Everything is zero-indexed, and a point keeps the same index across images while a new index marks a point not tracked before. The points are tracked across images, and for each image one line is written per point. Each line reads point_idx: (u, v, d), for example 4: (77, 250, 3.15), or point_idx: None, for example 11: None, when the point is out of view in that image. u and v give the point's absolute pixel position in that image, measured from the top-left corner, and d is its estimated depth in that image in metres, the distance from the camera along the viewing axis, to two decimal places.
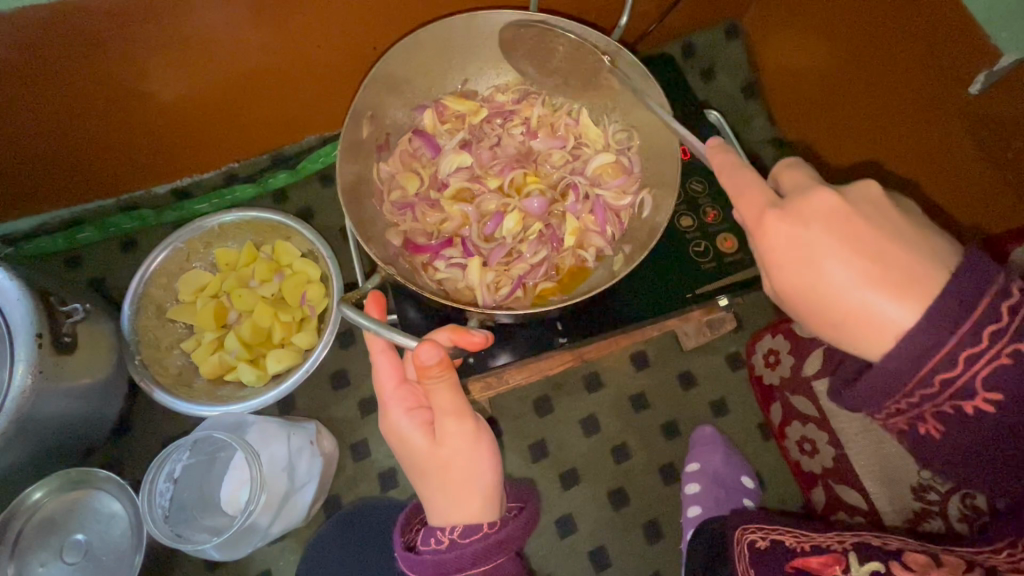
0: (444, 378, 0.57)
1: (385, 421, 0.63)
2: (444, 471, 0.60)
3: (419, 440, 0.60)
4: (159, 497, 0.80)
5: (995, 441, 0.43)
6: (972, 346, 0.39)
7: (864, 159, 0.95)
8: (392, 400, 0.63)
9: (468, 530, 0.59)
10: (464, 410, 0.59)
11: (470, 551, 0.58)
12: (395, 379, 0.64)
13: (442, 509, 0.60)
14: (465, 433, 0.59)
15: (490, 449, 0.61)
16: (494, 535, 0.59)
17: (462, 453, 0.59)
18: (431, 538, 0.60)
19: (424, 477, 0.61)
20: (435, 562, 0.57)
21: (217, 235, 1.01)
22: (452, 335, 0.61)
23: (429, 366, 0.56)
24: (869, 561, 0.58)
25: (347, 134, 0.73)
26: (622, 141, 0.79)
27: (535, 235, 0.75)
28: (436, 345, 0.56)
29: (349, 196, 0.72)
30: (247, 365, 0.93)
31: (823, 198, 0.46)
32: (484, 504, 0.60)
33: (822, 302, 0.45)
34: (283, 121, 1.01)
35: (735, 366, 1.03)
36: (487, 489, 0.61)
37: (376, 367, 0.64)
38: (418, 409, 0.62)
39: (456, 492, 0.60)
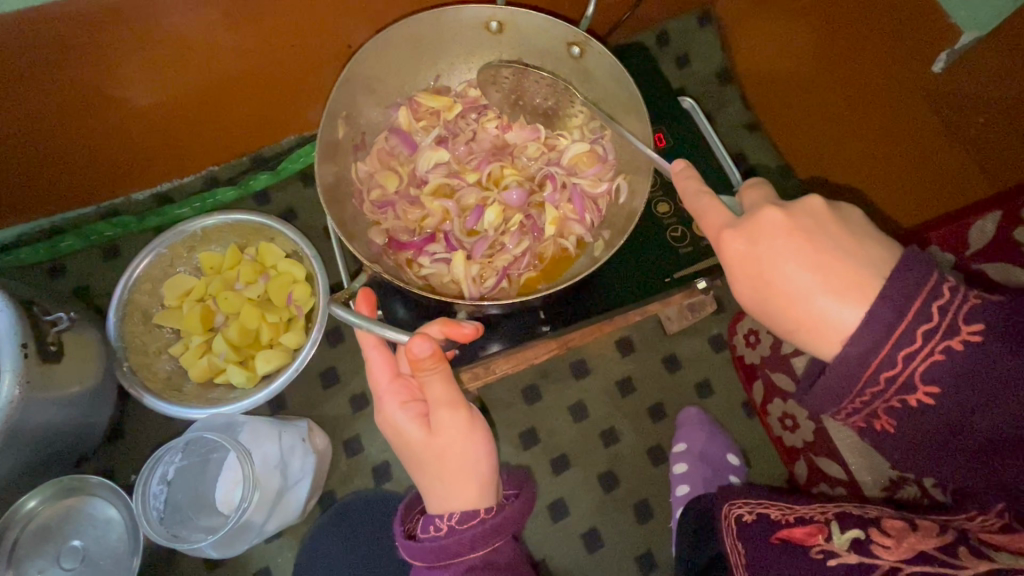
0: (438, 369, 0.58)
1: (380, 414, 0.64)
2: (439, 461, 0.61)
3: (414, 432, 0.62)
4: (153, 499, 0.80)
5: (948, 433, 0.42)
6: (907, 345, 0.40)
7: (833, 144, 0.98)
8: (386, 393, 0.64)
9: (465, 516, 0.60)
10: (457, 401, 0.60)
11: (466, 536, 0.58)
12: (390, 373, 0.64)
13: (440, 498, 0.62)
14: (459, 426, 0.61)
15: (485, 441, 0.62)
16: (490, 520, 0.59)
17: (455, 443, 0.61)
18: (429, 526, 0.61)
19: (420, 466, 0.63)
20: (434, 548, 0.58)
21: (200, 240, 1.02)
22: (443, 327, 0.61)
23: (422, 359, 0.57)
24: (851, 530, 0.55)
25: (324, 133, 0.74)
26: (596, 130, 0.81)
27: (516, 225, 0.76)
28: (426, 337, 0.57)
29: (330, 193, 0.73)
30: (237, 366, 0.95)
31: (771, 211, 0.47)
32: (479, 493, 0.61)
33: (777, 308, 0.47)
34: (257, 127, 1.02)
35: (717, 347, 1.05)
36: (483, 478, 0.61)
37: (371, 363, 0.65)
38: (413, 403, 0.63)
39: (452, 479, 0.61)
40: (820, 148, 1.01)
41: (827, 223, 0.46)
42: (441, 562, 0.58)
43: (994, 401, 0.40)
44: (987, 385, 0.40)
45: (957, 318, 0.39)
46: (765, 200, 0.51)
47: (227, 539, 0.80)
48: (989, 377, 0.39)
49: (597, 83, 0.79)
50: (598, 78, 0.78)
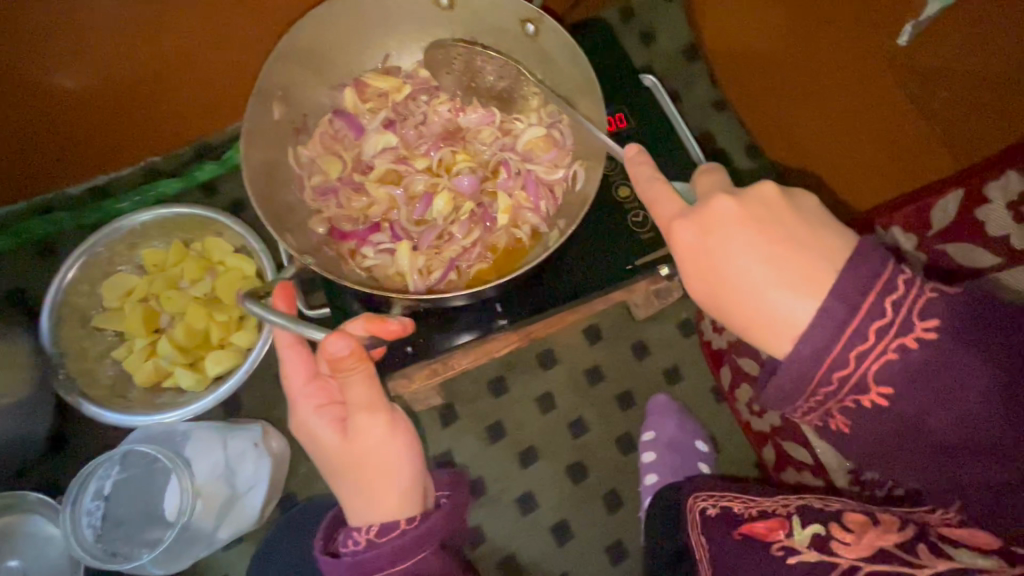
0: (358, 370, 0.54)
1: (293, 419, 0.60)
2: (357, 467, 0.57)
3: (329, 437, 0.58)
4: (88, 517, 0.75)
5: (905, 434, 0.39)
6: (859, 343, 0.37)
7: (804, 121, 0.91)
8: (300, 395, 0.60)
9: (384, 528, 0.55)
10: (376, 403, 0.57)
11: (386, 549, 0.54)
12: (305, 373, 0.61)
13: (359, 509, 0.57)
14: (378, 431, 0.57)
15: (407, 446, 0.59)
16: (412, 531, 0.55)
17: (372, 449, 0.57)
18: (348, 540, 0.56)
19: (336, 475, 0.59)
20: (352, 564, 0.54)
21: (140, 237, 0.96)
22: (368, 324, 0.57)
23: (341, 359, 0.53)
24: (811, 524, 0.53)
25: (254, 114, 0.70)
26: (553, 113, 0.76)
27: (467, 214, 0.72)
28: (342, 334, 0.53)
29: (262, 180, 0.70)
30: (186, 369, 0.91)
31: (722, 199, 0.44)
32: (400, 502, 0.57)
33: (728, 304, 0.44)
34: (193, 111, 0.94)
35: (686, 332, 1.03)
36: (406, 485, 0.58)
37: (285, 363, 0.61)
38: (328, 406, 0.60)
39: (372, 488, 0.57)
40: (793, 125, 0.94)
41: (780, 212, 0.44)
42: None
43: (949, 401, 0.37)
44: (942, 384, 0.37)
45: (912, 313, 0.37)
46: (719, 186, 0.48)
47: (168, 552, 0.77)
48: (943, 375, 0.37)
49: (554, 62, 0.74)
50: (555, 56, 0.73)
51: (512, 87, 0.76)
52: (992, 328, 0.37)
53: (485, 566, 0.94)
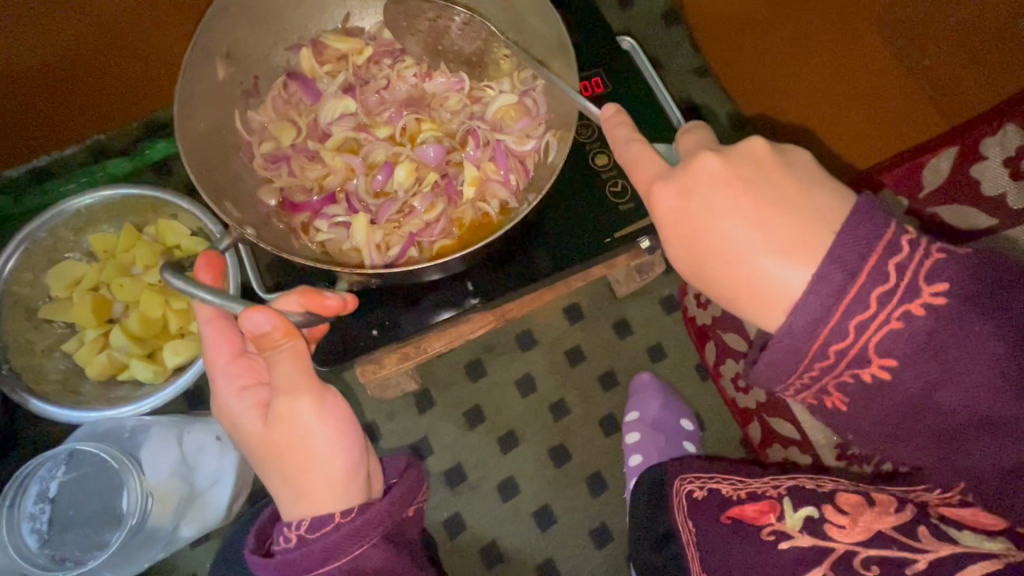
0: (285, 347, 0.48)
1: (216, 403, 0.55)
2: (282, 455, 0.51)
3: (252, 423, 0.52)
4: (32, 520, 0.70)
5: (906, 412, 0.36)
6: (861, 311, 0.33)
7: (777, 80, 0.85)
8: (222, 377, 0.54)
9: (315, 523, 0.50)
10: (304, 386, 0.50)
11: (315, 547, 0.48)
12: (229, 351, 0.55)
13: (291, 502, 0.52)
14: (303, 416, 0.50)
15: (341, 431, 0.52)
16: (346, 526, 0.49)
17: (297, 436, 0.51)
18: (278, 538, 0.51)
19: (264, 464, 0.53)
20: (277, 563, 0.48)
21: (87, 220, 0.89)
22: (303, 299, 0.50)
23: (263, 334, 0.47)
24: (804, 507, 0.50)
25: (192, 75, 0.62)
26: (527, 81, 0.70)
27: (430, 185, 0.67)
28: (262, 308, 0.46)
29: (198, 150, 0.62)
30: (141, 361, 0.85)
31: (707, 159, 0.39)
32: (333, 493, 0.51)
33: (714, 274, 0.39)
34: (140, 83, 0.85)
35: (669, 309, 1.00)
36: (339, 475, 0.51)
37: (207, 342, 0.55)
38: (254, 388, 0.54)
39: (301, 479, 0.51)
40: (768, 84, 0.88)
41: (769, 171, 0.39)
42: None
43: (955, 375, 0.34)
44: (946, 355, 0.34)
45: (918, 276, 0.33)
46: (702, 145, 0.44)
47: (122, 557, 0.73)
48: (950, 347, 0.33)
49: (529, 23, 0.68)
50: (530, 18, 0.67)
51: (482, 50, 0.70)
52: (1005, 293, 0.34)
53: (467, 555, 0.91)
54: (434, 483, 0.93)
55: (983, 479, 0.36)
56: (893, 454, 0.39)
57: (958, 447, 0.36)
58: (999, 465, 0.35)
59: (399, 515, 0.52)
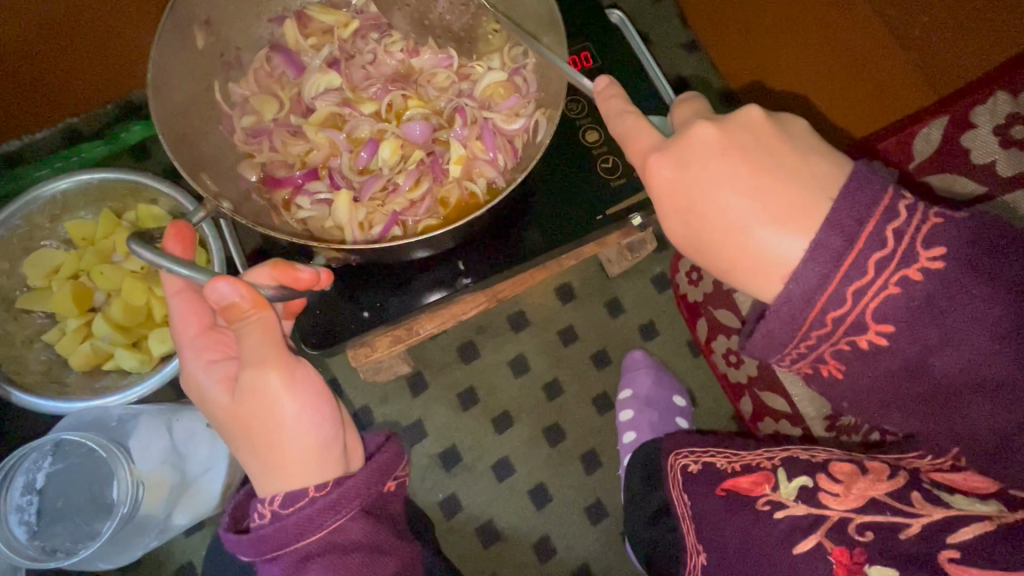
0: (254, 319, 0.46)
1: (184, 379, 0.52)
2: (252, 428, 0.48)
3: (219, 398, 0.49)
4: (19, 512, 0.69)
5: (902, 378, 0.36)
6: (858, 277, 0.33)
7: (766, 53, 0.85)
8: (189, 352, 0.52)
9: (289, 498, 0.46)
10: (272, 357, 0.47)
11: (288, 522, 0.45)
12: (197, 325, 0.53)
13: (263, 478, 0.48)
14: (271, 387, 0.47)
15: (312, 402, 0.49)
16: (322, 499, 0.45)
17: (265, 408, 0.48)
18: (253, 514, 0.47)
19: (235, 439, 0.50)
20: (252, 540, 0.45)
21: (63, 206, 0.86)
22: (276, 272, 0.49)
23: (228, 305, 0.45)
24: (798, 477, 0.51)
25: (173, 46, 0.58)
26: (518, 58, 0.69)
27: (415, 163, 0.65)
28: (227, 278, 0.44)
29: (173, 125, 0.58)
30: (125, 350, 0.83)
31: (703, 129, 0.39)
32: (306, 467, 0.47)
33: (710, 245, 0.39)
34: (110, 64, 0.82)
35: (661, 287, 1.00)
36: (313, 447, 0.48)
37: (175, 315, 0.53)
38: (222, 362, 0.51)
39: (271, 453, 0.48)
40: (759, 57, 0.87)
41: (767, 141, 0.39)
42: (267, 556, 0.45)
43: (951, 338, 0.34)
44: (941, 319, 0.34)
45: (915, 241, 0.33)
46: (697, 115, 0.43)
47: (114, 546, 0.72)
48: (947, 311, 0.33)
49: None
50: None
51: (471, 25, 0.68)
52: (1000, 257, 0.33)
53: (463, 535, 0.91)
54: (429, 465, 0.93)
55: (977, 441, 0.36)
56: (887, 420, 0.40)
57: (953, 412, 0.36)
58: (995, 427, 0.35)
59: (382, 483, 0.49)
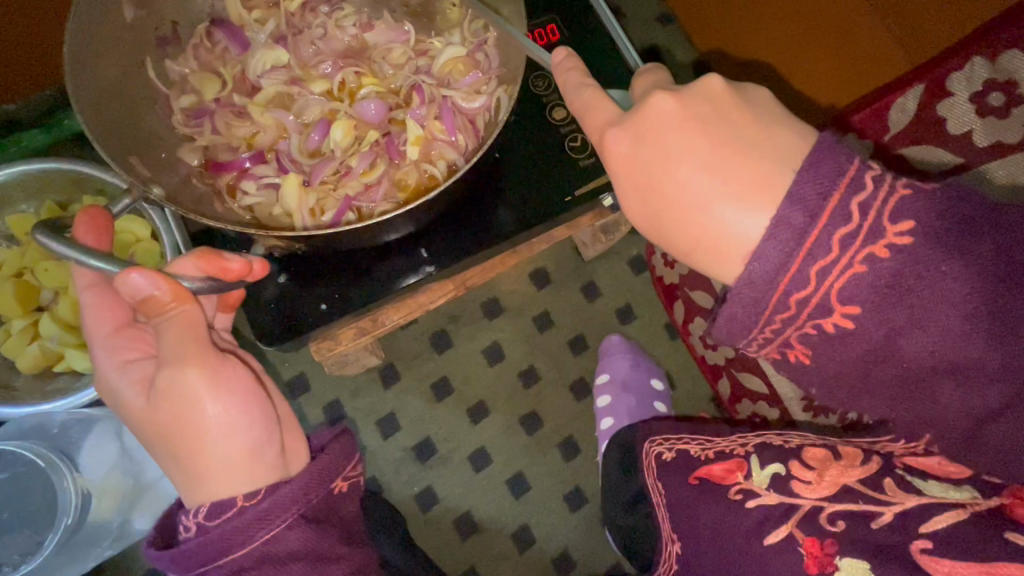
0: (178, 312, 0.44)
1: (98, 382, 0.48)
2: (174, 434, 0.45)
3: (134, 401, 0.46)
4: None
5: (869, 364, 0.34)
6: (822, 256, 0.31)
7: (741, 26, 0.82)
8: (102, 352, 0.48)
9: (216, 509, 0.44)
10: (193, 357, 0.44)
11: (213, 535, 0.43)
12: (113, 322, 0.49)
13: (189, 486, 0.46)
14: (191, 388, 0.44)
15: (240, 403, 0.45)
16: (252, 509, 0.43)
17: (186, 412, 0.44)
18: (180, 526, 0.45)
19: (156, 446, 0.47)
20: (175, 556, 0.43)
21: (3, 199, 0.81)
22: (202, 263, 0.47)
23: (145, 297, 0.43)
24: (770, 464, 0.49)
25: (94, 16, 0.53)
26: (478, 33, 0.65)
27: (370, 143, 0.61)
28: (142, 269, 0.42)
29: (100, 107, 0.53)
30: (77, 350, 0.79)
31: (661, 99, 0.36)
32: (233, 475, 0.45)
33: (669, 223, 0.36)
34: (43, 46, 0.77)
35: (637, 269, 0.97)
36: (241, 453, 0.45)
37: (88, 311, 0.49)
38: (139, 362, 0.48)
39: (197, 459, 0.45)
40: (732, 33, 0.85)
41: (729, 113, 0.36)
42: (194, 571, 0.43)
43: (921, 318, 0.32)
44: (909, 299, 0.31)
45: (881, 215, 0.31)
46: (657, 86, 0.40)
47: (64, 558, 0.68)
48: (916, 288, 0.31)
49: None
50: None
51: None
52: (973, 230, 0.31)
53: (441, 528, 0.89)
54: (403, 459, 0.90)
55: (949, 428, 0.34)
56: (859, 406, 0.38)
57: (925, 397, 0.33)
58: (965, 411, 0.33)
59: (320, 490, 0.46)
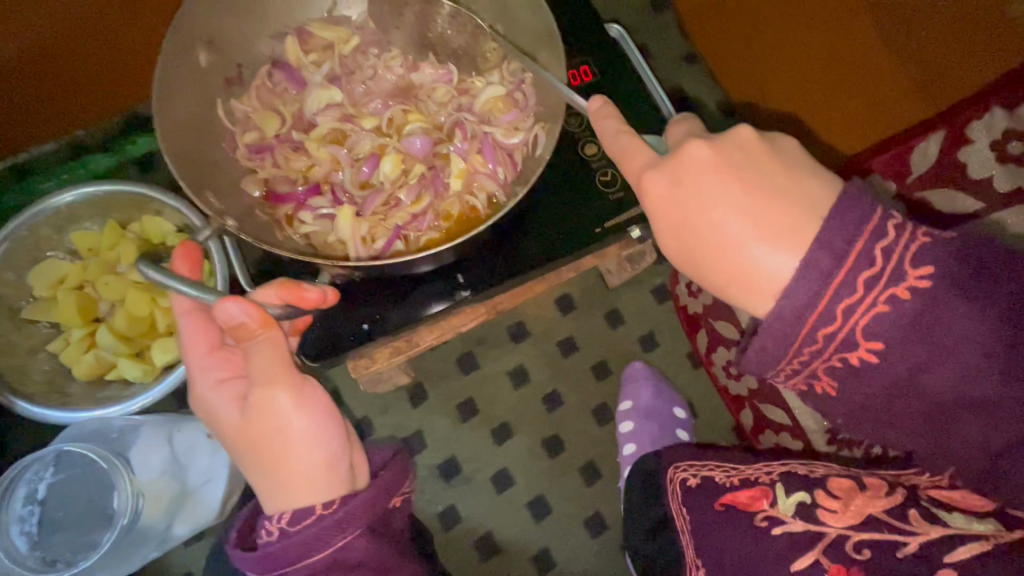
0: (262, 337, 0.47)
1: (193, 399, 0.52)
2: (262, 447, 0.49)
3: (229, 417, 0.50)
4: (21, 523, 0.70)
5: (891, 397, 0.36)
6: (847, 295, 0.33)
7: (767, 71, 0.86)
8: (197, 371, 0.51)
9: (298, 515, 0.47)
10: (283, 375, 0.48)
11: (296, 539, 0.45)
12: (206, 343, 0.52)
13: (271, 495, 0.49)
14: (280, 403, 0.48)
15: (321, 417, 0.49)
16: (330, 516, 0.46)
17: (276, 426, 0.48)
18: (261, 530, 0.48)
19: (244, 458, 0.50)
20: (258, 558, 0.45)
21: (68, 218, 0.87)
22: (283, 291, 0.50)
23: (238, 324, 0.45)
24: (795, 492, 0.50)
25: (170, 58, 0.59)
26: (517, 73, 0.69)
27: (417, 177, 0.66)
28: (238, 298, 0.44)
29: (178, 140, 0.59)
30: (130, 360, 0.84)
31: (696, 146, 0.39)
32: (314, 484, 0.48)
33: (704, 259, 0.39)
34: (112, 80, 0.83)
35: (661, 299, 1.00)
36: (320, 464, 0.49)
37: (182, 333, 0.52)
38: (231, 381, 0.51)
39: (282, 470, 0.48)
40: (757, 77, 0.89)
41: (760, 160, 0.39)
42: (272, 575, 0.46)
43: (943, 355, 0.34)
44: (933, 337, 0.34)
45: (903, 260, 0.33)
46: (689, 134, 0.43)
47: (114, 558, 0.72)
48: (938, 327, 0.33)
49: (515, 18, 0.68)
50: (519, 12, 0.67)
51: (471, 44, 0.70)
52: (992, 277, 0.33)
53: (462, 547, 0.91)
54: (428, 477, 0.93)
55: (971, 461, 0.36)
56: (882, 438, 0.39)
57: (947, 429, 0.35)
58: (983, 446, 0.35)
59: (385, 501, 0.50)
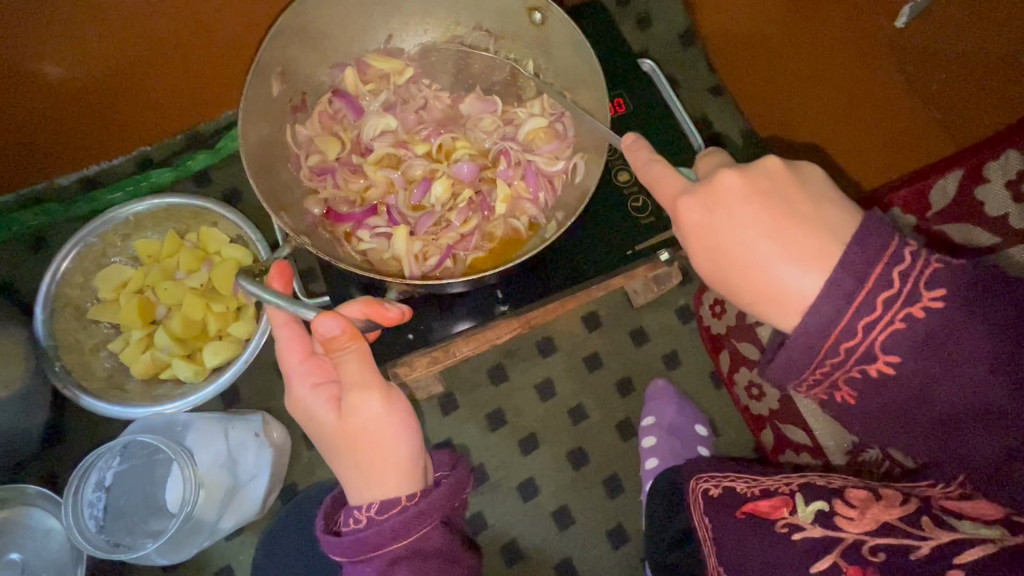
0: (353, 348, 0.52)
1: (291, 401, 0.58)
2: (354, 444, 0.54)
3: (325, 417, 0.55)
4: (90, 507, 0.77)
5: (907, 407, 0.40)
6: (867, 313, 0.38)
7: (793, 110, 0.91)
8: (295, 376, 0.58)
9: (385, 505, 0.52)
10: (373, 380, 0.54)
11: (385, 526, 0.50)
12: (300, 352, 0.58)
13: (361, 487, 0.55)
14: (371, 406, 0.53)
15: (404, 418, 0.55)
16: (413, 507, 0.51)
17: (366, 425, 0.54)
18: (349, 519, 0.53)
19: (336, 454, 0.56)
20: (350, 542, 0.50)
21: (134, 226, 0.94)
22: (366, 309, 0.55)
23: (333, 338, 0.51)
24: (815, 501, 0.54)
25: (250, 92, 0.67)
26: (556, 106, 0.75)
27: (465, 200, 0.72)
28: (334, 315, 0.51)
29: (255, 163, 0.67)
30: (182, 360, 0.88)
31: (731, 178, 0.43)
32: (400, 478, 0.54)
33: (736, 278, 0.44)
34: (181, 100, 0.92)
35: (684, 319, 1.04)
36: (404, 460, 0.54)
37: (280, 341, 0.59)
38: (324, 384, 0.57)
39: (372, 465, 0.54)
40: (784, 114, 0.94)
41: (789, 191, 0.43)
42: (360, 558, 0.51)
43: (953, 370, 0.38)
44: (947, 355, 0.37)
45: (918, 284, 0.37)
46: (720, 166, 0.48)
47: (172, 544, 0.78)
48: (948, 344, 0.37)
49: (557, 55, 0.75)
50: (563, 53, 0.74)
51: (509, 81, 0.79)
52: (1000, 303, 0.37)
53: (487, 553, 0.94)
54: None
55: (977, 467, 0.39)
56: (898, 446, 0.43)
57: (958, 438, 0.39)
58: (989, 457, 0.38)
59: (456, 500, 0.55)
